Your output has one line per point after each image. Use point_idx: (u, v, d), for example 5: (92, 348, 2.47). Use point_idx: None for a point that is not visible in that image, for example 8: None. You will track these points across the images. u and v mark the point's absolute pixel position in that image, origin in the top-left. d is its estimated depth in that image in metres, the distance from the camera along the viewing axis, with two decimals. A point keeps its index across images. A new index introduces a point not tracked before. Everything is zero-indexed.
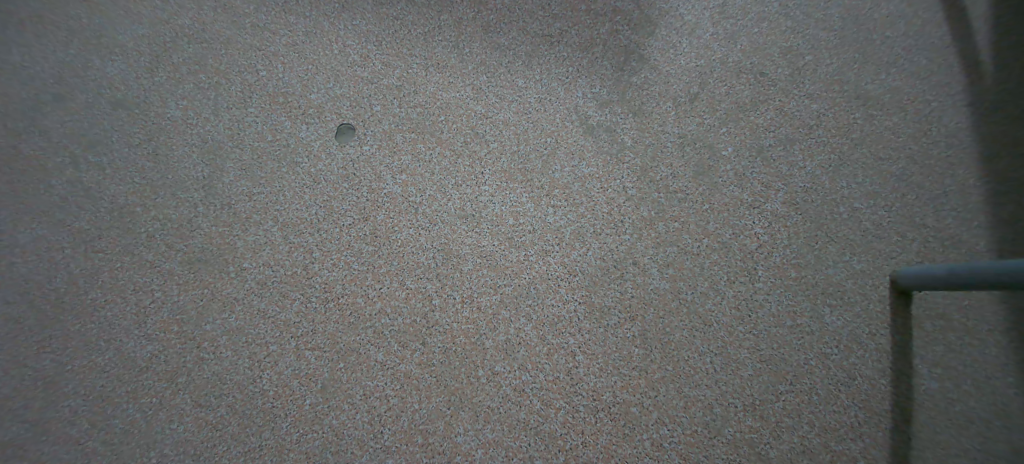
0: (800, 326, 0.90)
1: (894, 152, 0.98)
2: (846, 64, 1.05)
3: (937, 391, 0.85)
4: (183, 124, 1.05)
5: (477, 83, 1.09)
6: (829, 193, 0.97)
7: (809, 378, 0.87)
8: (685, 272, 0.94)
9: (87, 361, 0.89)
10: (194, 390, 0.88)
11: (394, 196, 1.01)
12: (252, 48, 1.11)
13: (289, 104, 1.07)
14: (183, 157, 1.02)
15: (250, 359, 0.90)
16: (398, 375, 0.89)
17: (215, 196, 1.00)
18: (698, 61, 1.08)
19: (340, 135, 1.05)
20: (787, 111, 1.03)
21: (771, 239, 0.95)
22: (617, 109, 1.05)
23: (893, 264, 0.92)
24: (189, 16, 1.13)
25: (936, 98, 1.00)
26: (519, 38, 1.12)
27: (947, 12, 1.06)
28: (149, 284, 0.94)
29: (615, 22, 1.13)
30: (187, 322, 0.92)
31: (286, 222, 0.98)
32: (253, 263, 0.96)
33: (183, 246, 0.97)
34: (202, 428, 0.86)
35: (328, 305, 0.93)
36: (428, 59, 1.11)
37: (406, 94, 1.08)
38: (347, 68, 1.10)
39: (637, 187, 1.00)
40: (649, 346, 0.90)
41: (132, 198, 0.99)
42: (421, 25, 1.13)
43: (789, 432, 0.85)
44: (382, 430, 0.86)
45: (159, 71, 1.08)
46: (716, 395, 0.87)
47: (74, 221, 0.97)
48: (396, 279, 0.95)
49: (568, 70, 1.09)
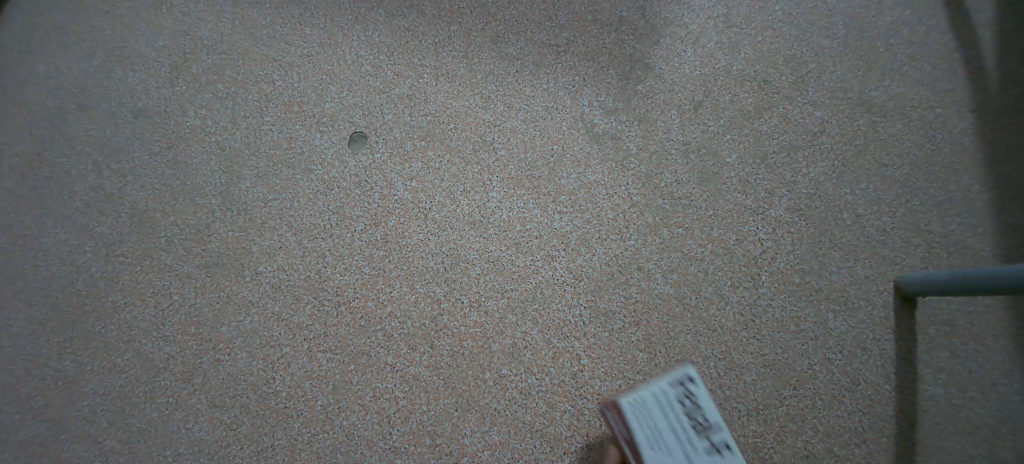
0: (803, 331, 0.91)
1: (898, 159, 0.99)
2: (850, 72, 1.06)
3: (945, 396, 0.86)
4: (201, 132, 1.08)
5: (486, 92, 1.11)
6: (833, 200, 0.98)
7: (813, 383, 0.88)
8: (689, 277, 0.95)
9: (107, 362, 0.92)
10: (210, 390, 0.91)
11: (404, 202, 1.03)
12: (269, 59, 1.14)
13: (304, 112, 1.10)
14: (201, 164, 1.06)
15: (264, 360, 0.93)
16: (407, 377, 0.91)
17: (232, 202, 1.03)
18: (702, 70, 1.09)
19: (352, 143, 1.08)
20: (790, 118, 1.04)
21: (774, 245, 0.96)
22: (622, 117, 1.07)
23: (897, 271, 0.93)
24: (209, 28, 1.17)
25: (941, 105, 1.01)
26: (526, 48, 1.15)
27: (951, 19, 1.07)
28: (167, 287, 0.97)
29: (621, 32, 1.15)
30: (204, 324, 0.95)
31: (300, 227, 1.01)
32: (268, 267, 0.99)
33: (200, 250, 1.00)
34: (217, 427, 0.88)
35: (340, 308, 0.96)
36: (438, 69, 1.13)
37: (417, 103, 1.10)
38: (360, 77, 1.13)
39: (642, 193, 1.01)
40: (653, 350, 0.91)
41: (153, 204, 1.03)
42: (431, 36, 1.16)
43: (794, 437, 0.85)
44: (391, 431, 0.88)
45: (179, 81, 1.12)
46: (720, 398, 0.88)
47: (96, 226, 1.01)
48: (406, 283, 0.97)
49: (574, 80, 1.11)
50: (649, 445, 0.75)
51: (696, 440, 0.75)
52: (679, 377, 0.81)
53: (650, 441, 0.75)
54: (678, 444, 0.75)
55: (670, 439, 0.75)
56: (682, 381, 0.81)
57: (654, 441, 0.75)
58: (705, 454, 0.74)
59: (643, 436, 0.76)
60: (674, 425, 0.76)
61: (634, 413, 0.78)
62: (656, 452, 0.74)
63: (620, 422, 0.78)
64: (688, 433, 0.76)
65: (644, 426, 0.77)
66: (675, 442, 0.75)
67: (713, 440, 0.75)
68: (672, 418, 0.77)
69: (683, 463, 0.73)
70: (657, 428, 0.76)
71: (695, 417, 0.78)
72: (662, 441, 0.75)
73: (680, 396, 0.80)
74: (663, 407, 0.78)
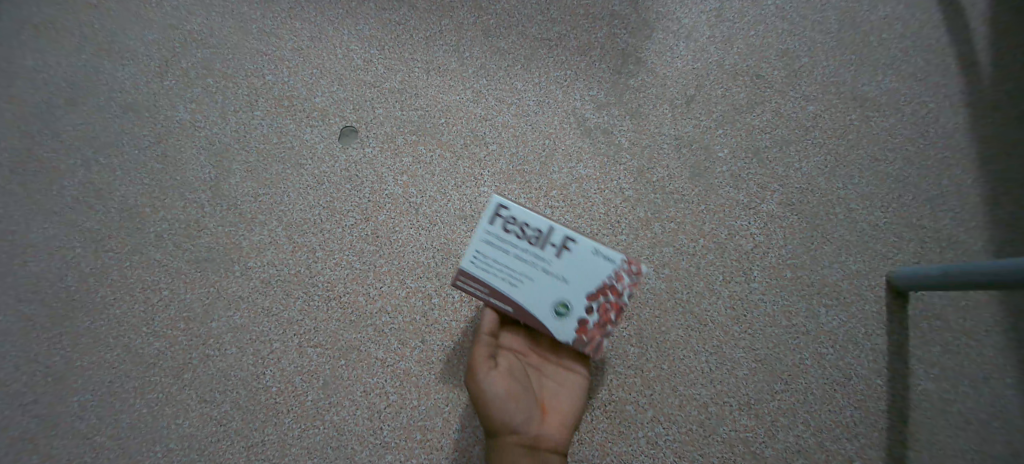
0: (795, 326, 0.92)
1: (890, 154, 1.00)
2: (844, 66, 1.05)
3: (932, 391, 0.87)
4: (190, 127, 1.07)
5: (477, 86, 1.09)
6: (825, 194, 0.98)
7: (804, 377, 0.89)
8: (681, 272, 0.95)
9: (96, 358, 0.93)
10: (200, 385, 0.91)
11: (395, 197, 1.02)
12: (257, 53, 1.11)
13: (294, 107, 1.07)
14: (191, 158, 1.05)
15: (254, 356, 0.93)
16: (398, 373, 0.92)
17: (222, 196, 1.02)
18: (694, 64, 1.07)
19: (343, 138, 1.06)
20: (783, 113, 1.03)
21: (766, 239, 0.96)
22: (614, 111, 1.05)
23: (889, 266, 0.94)
24: (198, 22, 1.13)
25: (934, 100, 1.02)
26: (518, 41, 1.11)
27: (947, 11, 1.06)
28: (157, 283, 0.97)
29: (613, 26, 1.11)
30: (194, 319, 0.95)
31: (290, 222, 1.00)
32: (258, 262, 0.98)
33: (190, 245, 0.99)
34: (207, 423, 0.90)
35: (331, 303, 0.95)
36: (429, 64, 1.10)
37: (407, 98, 1.08)
38: (349, 71, 1.10)
39: (634, 188, 1.00)
40: (645, 344, 0.91)
41: (142, 199, 1.02)
42: (423, 30, 1.13)
43: (783, 431, 0.87)
44: (382, 426, 0.89)
45: (168, 76, 1.10)
46: (711, 393, 0.89)
47: (85, 221, 1.00)
48: (396, 278, 0.97)
49: (566, 74, 1.09)
50: (511, 286, 0.79)
51: (542, 254, 0.78)
52: (489, 214, 0.77)
53: (510, 282, 0.79)
54: (532, 267, 0.78)
55: (521, 269, 0.78)
56: (495, 214, 0.77)
57: (511, 279, 0.79)
58: (556, 260, 0.78)
59: (502, 283, 0.79)
60: (515, 254, 0.78)
61: (477, 268, 0.79)
62: (519, 286, 0.79)
63: (471, 282, 0.79)
64: (532, 255, 0.78)
65: (495, 273, 0.79)
66: (526, 268, 0.78)
67: (553, 243, 0.77)
68: (509, 250, 0.78)
69: (546, 278, 0.78)
70: (506, 268, 0.78)
71: (526, 234, 0.77)
72: (517, 274, 0.79)
73: (501, 225, 0.78)
74: (496, 248, 0.78)
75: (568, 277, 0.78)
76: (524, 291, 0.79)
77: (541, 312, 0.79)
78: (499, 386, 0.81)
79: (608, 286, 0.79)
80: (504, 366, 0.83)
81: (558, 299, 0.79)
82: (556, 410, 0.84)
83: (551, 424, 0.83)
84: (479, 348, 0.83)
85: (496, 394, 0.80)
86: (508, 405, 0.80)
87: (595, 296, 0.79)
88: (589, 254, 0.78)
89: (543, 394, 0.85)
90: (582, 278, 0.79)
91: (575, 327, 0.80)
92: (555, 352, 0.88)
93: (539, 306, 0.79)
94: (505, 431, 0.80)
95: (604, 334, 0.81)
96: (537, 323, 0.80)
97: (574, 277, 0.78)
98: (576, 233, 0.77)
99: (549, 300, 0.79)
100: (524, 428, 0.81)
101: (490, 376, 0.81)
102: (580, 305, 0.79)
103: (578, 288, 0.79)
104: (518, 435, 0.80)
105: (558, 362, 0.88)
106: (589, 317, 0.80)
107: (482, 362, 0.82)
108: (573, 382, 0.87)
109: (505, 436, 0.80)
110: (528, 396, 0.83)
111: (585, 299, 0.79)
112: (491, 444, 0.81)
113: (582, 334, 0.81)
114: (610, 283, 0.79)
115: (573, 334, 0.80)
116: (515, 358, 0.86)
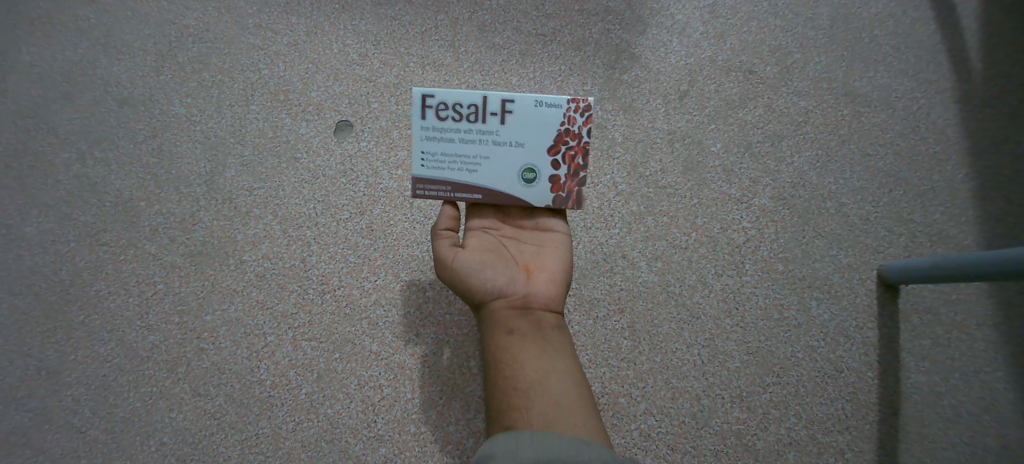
0: (787, 319, 0.92)
1: (882, 148, 1.00)
2: (836, 62, 1.06)
3: (923, 385, 0.88)
4: (186, 121, 1.07)
5: (472, 81, 1.09)
6: (816, 189, 0.99)
7: (795, 370, 0.90)
8: (673, 266, 0.96)
9: (90, 352, 0.93)
10: (194, 379, 0.92)
11: (390, 191, 1.02)
12: (253, 48, 1.11)
13: (290, 101, 1.08)
14: (186, 153, 1.05)
15: (249, 349, 0.93)
16: (392, 366, 0.92)
17: (217, 190, 1.02)
18: (688, 59, 1.08)
19: (338, 132, 1.06)
20: (775, 108, 1.04)
21: (758, 233, 0.97)
22: (608, 106, 1.06)
23: (880, 261, 0.95)
24: (194, 16, 1.13)
25: (925, 96, 1.03)
26: (513, 37, 1.12)
27: (939, 8, 1.07)
28: (151, 276, 0.97)
29: (607, 22, 1.12)
30: (189, 312, 0.95)
31: (284, 216, 1.01)
32: (253, 256, 0.98)
33: (185, 238, 0.99)
34: (201, 416, 0.90)
35: (325, 296, 0.96)
36: (424, 58, 1.11)
37: (402, 92, 1.09)
38: (345, 66, 1.10)
39: (627, 182, 1.00)
40: (638, 337, 0.92)
41: (136, 193, 1.02)
42: (418, 25, 1.13)
43: (775, 424, 0.88)
44: (376, 419, 0.89)
45: (164, 70, 1.10)
46: (703, 386, 0.90)
47: (80, 215, 1.00)
48: (391, 271, 0.97)
49: (560, 69, 1.09)
50: (470, 172, 0.75)
51: (485, 127, 0.73)
52: (417, 107, 0.73)
53: (467, 170, 0.75)
54: (481, 145, 0.74)
55: (471, 151, 0.74)
56: (423, 107, 0.73)
57: (467, 166, 0.75)
58: (501, 127, 0.73)
59: (460, 174, 0.75)
60: (459, 139, 0.74)
61: (430, 169, 0.75)
62: (478, 168, 0.75)
63: (430, 185, 0.75)
64: (477, 133, 0.74)
65: (449, 166, 0.75)
66: (476, 148, 0.74)
67: (491, 112, 0.73)
68: (452, 137, 0.74)
69: (500, 149, 0.74)
70: (458, 159, 0.75)
71: (462, 114, 0.73)
72: (471, 158, 0.74)
73: (436, 118, 0.74)
74: (439, 141, 0.74)
75: (521, 141, 0.74)
76: (485, 172, 0.75)
77: (511, 188, 0.75)
78: (472, 261, 0.77)
79: (564, 132, 0.74)
80: (474, 243, 0.79)
81: (520, 166, 0.74)
82: (541, 268, 0.79)
83: (538, 282, 0.78)
84: (443, 238, 0.79)
85: (469, 269, 0.77)
86: (485, 273, 0.76)
87: (555, 148, 0.74)
88: (531, 107, 0.73)
89: (524, 257, 0.79)
90: (535, 135, 0.74)
91: (549, 187, 0.75)
92: (528, 217, 0.81)
93: (506, 181, 0.75)
94: (490, 299, 0.77)
95: (579, 185, 0.76)
96: (510, 199, 0.76)
97: (527, 137, 0.74)
98: (510, 93, 0.73)
99: (512, 169, 0.75)
100: (509, 291, 0.76)
101: (459, 255, 0.77)
102: (544, 165, 0.75)
103: (534, 147, 0.74)
104: (505, 299, 0.76)
105: (535, 226, 0.81)
106: (558, 173, 0.75)
107: (449, 247, 0.78)
108: (555, 241, 0.81)
109: (492, 303, 0.77)
110: (506, 263, 0.78)
111: (546, 156, 0.74)
112: (482, 315, 0.78)
113: (558, 192, 0.76)
114: (564, 128, 0.74)
115: (549, 196, 0.76)
116: (488, 233, 0.80)
